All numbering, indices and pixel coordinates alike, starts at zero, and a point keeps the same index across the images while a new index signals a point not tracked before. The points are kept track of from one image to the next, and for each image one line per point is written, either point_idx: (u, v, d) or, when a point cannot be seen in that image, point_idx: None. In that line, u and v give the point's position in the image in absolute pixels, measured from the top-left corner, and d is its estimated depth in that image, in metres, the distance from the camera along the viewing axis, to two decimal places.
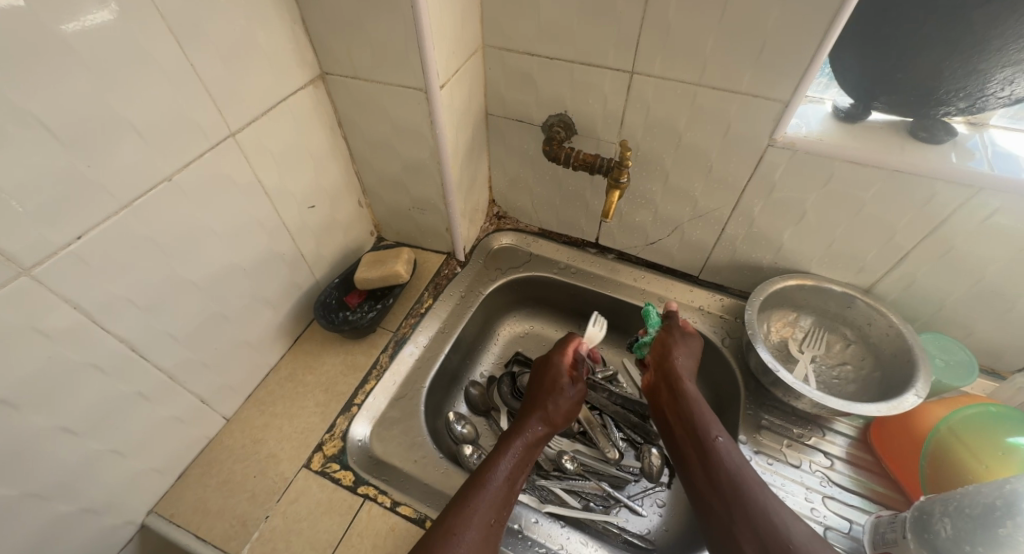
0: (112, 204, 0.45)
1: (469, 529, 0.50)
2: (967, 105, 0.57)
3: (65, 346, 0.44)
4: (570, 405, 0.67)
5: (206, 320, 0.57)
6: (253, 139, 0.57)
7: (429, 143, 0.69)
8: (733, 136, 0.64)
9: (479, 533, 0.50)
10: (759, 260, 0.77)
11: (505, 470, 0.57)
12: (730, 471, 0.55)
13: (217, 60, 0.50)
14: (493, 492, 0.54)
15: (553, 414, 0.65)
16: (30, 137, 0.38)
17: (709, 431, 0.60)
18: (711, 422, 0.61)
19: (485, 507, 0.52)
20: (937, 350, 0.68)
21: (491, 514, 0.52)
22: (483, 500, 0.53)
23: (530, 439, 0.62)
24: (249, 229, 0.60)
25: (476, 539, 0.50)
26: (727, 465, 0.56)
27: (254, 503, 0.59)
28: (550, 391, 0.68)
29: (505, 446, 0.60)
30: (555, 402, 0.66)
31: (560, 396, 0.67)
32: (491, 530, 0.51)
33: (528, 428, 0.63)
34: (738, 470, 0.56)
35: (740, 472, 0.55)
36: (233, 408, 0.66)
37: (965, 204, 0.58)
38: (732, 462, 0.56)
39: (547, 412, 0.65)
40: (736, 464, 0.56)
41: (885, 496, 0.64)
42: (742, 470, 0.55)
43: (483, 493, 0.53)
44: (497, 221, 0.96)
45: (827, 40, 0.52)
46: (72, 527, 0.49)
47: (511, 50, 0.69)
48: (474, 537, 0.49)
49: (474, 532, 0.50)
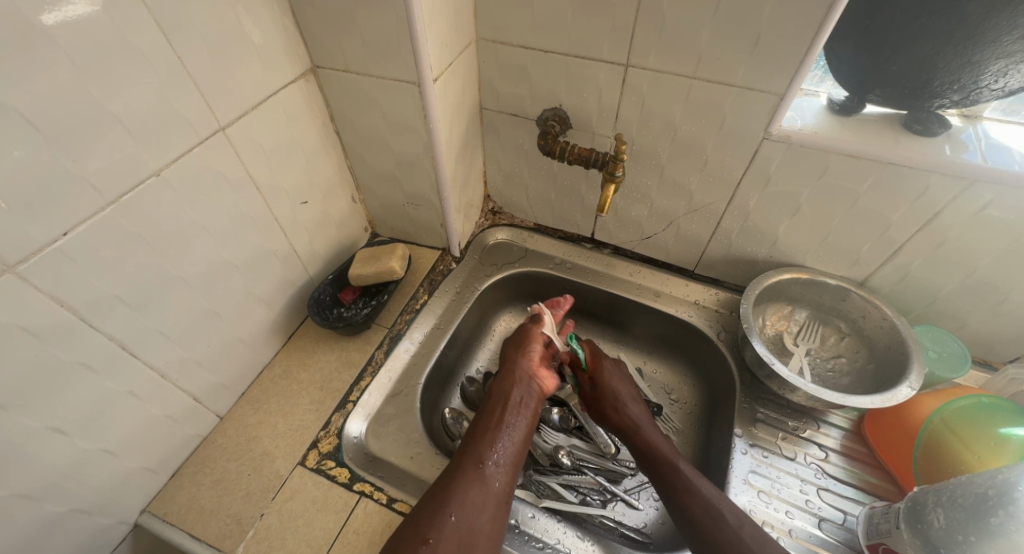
0: (98, 200, 0.44)
1: (461, 483, 0.52)
2: (961, 97, 0.57)
3: (51, 345, 0.43)
4: (535, 347, 0.71)
5: (198, 317, 0.57)
6: (244, 134, 0.56)
7: (422, 137, 0.68)
8: (728, 129, 0.64)
9: (473, 483, 0.52)
10: (755, 254, 0.77)
11: (492, 425, 0.59)
12: (705, 523, 0.55)
13: (205, 53, 0.49)
14: (478, 446, 0.56)
15: (527, 368, 0.68)
16: (17, 131, 0.38)
17: (685, 481, 0.58)
18: (678, 472, 0.60)
19: (471, 460, 0.55)
20: (930, 342, 0.68)
21: (486, 465, 0.55)
22: (470, 455, 0.55)
23: (515, 392, 0.64)
24: (241, 225, 0.60)
25: (472, 488, 0.52)
26: (701, 515, 0.55)
27: (248, 502, 0.59)
28: (520, 347, 0.71)
29: (490, 404, 0.63)
30: (527, 358, 0.69)
31: (528, 349, 0.70)
32: (487, 478, 0.53)
33: (507, 383, 0.65)
34: (712, 520, 0.54)
35: (716, 523, 0.54)
36: (227, 406, 0.66)
37: (958, 196, 0.58)
38: (701, 512, 0.55)
39: (520, 365, 0.68)
40: (710, 514, 0.55)
41: (879, 487, 0.65)
42: (717, 518, 0.54)
43: (469, 450, 0.56)
44: (492, 216, 0.96)
45: (821, 34, 0.52)
46: (64, 528, 0.49)
47: (504, 43, 0.69)
48: (467, 486, 0.52)
49: (468, 483, 0.52)
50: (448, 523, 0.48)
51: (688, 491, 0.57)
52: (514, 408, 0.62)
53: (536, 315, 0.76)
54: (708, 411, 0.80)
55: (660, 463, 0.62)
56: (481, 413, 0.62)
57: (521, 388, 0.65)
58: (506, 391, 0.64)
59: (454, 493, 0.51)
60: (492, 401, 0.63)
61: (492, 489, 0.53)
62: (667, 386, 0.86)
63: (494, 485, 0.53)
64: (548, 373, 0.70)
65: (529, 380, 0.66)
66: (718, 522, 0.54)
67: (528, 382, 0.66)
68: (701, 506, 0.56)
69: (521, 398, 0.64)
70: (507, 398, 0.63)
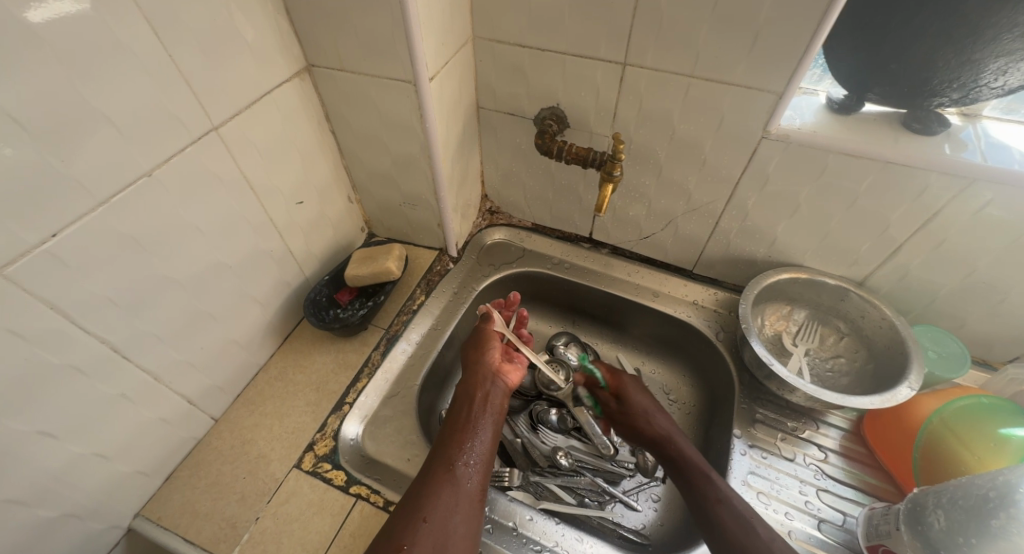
0: (89, 201, 0.43)
1: (430, 486, 0.52)
2: (961, 96, 0.57)
3: (41, 348, 0.43)
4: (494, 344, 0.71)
5: (192, 319, 0.56)
6: (238, 134, 0.56)
7: (419, 136, 0.68)
8: (727, 128, 0.63)
9: (443, 485, 0.52)
10: (753, 253, 0.77)
11: (459, 426, 0.60)
12: (737, 534, 0.54)
13: (198, 51, 0.49)
14: (445, 448, 0.57)
15: (492, 367, 0.69)
16: (5, 131, 0.37)
17: (712, 492, 0.58)
18: (708, 481, 0.59)
19: (440, 462, 0.55)
20: (929, 342, 0.68)
21: (457, 466, 0.55)
22: (439, 458, 0.56)
23: (480, 392, 0.64)
24: (236, 226, 0.59)
25: (444, 491, 0.52)
26: (732, 526, 0.55)
27: (243, 505, 0.58)
28: (478, 347, 0.71)
29: (458, 406, 0.63)
30: (487, 357, 0.69)
31: (487, 348, 0.71)
32: (456, 478, 0.53)
33: (471, 383, 0.66)
34: (744, 530, 0.54)
35: (746, 533, 0.53)
36: (222, 409, 0.65)
37: (958, 195, 0.57)
38: (731, 523, 0.55)
39: (484, 364, 0.68)
40: (742, 525, 0.54)
41: (878, 488, 0.64)
42: (747, 528, 0.54)
43: (437, 454, 0.56)
44: (490, 216, 0.95)
45: (820, 33, 0.52)
46: (55, 533, 0.48)
47: (501, 41, 0.68)
48: (437, 488, 0.52)
49: (438, 485, 0.52)
50: (422, 529, 0.48)
51: (719, 503, 0.57)
52: (478, 407, 0.63)
53: (485, 314, 0.76)
54: (708, 411, 0.79)
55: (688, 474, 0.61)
56: (448, 417, 0.62)
57: (483, 385, 0.66)
58: (470, 392, 0.64)
59: (426, 497, 0.51)
60: (457, 403, 0.64)
61: (463, 488, 0.53)
62: (666, 386, 0.85)
63: (465, 484, 0.53)
64: (513, 368, 0.71)
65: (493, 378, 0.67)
66: (748, 532, 0.53)
67: (491, 382, 0.67)
68: (732, 516, 0.55)
69: (486, 396, 0.65)
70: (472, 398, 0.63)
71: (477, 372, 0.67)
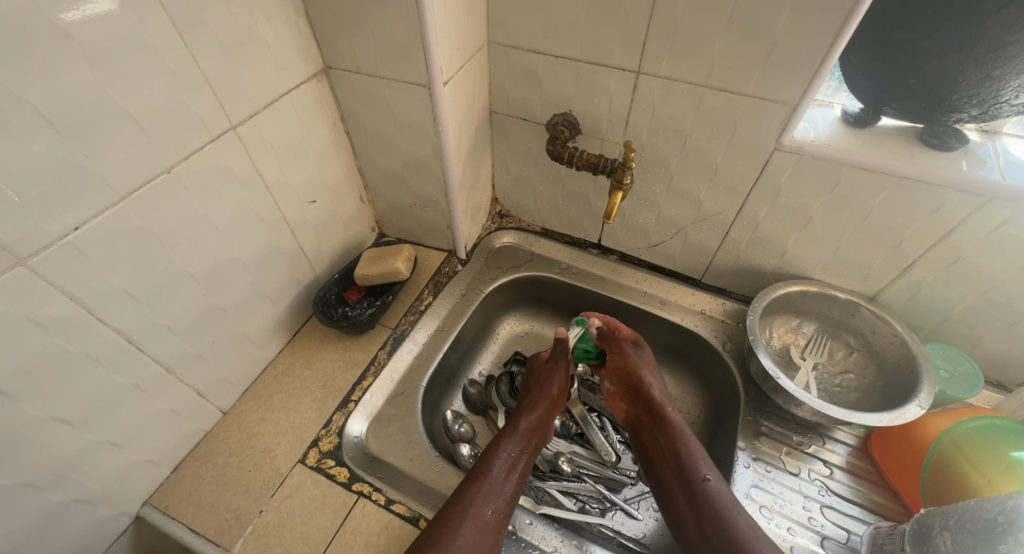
0: (111, 195, 0.44)
1: (464, 523, 0.50)
2: (980, 112, 0.56)
3: (60, 337, 0.44)
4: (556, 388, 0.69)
5: (204, 313, 0.57)
6: (255, 133, 0.57)
7: (431, 140, 0.68)
8: (739, 139, 0.63)
9: (477, 525, 0.50)
10: (763, 264, 0.77)
11: (498, 460, 0.58)
12: (724, 515, 0.52)
13: (220, 53, 0.50)
14: (489, 484, 0.54)
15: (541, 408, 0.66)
16: (33, 126, 0.38)
17: (697, 471, 0.56)
18: (698, 460, 0.57)
19: (481, 498, 0.53)
20: (942, 361, 0.67)
21: (489, 505, 0.53)
22: (480, 495, 0.53)
23: (525, 429, 0.63)
24: (249, 223, 0.60)
25: (476, 532, 0.50)
26: (718, 507, 0.53)
27: (248, 498, 0.59)
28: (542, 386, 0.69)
29: (500, 436, 0.62)
30: (546, 395, 0.68)
31: (547, 392, 0.68)
32: (490, 522, 0.51)
33: (521, 422, 0.64)
34: (728, 514, 0.52)
35: (731, 515, 0.52)
36: (230, 402, 0.66)
37: (975, 212, 0.57)
38: (721, 503, 0.53)
39: (542, 400, 0.67)
40: (725, 507, 0.53)
41: (884, 507, 0.63)
42: (732, 510, 0.52)
43: (480, 486, 0.54)
44: (499, 219, 0.96)
45: (838, 43, 0.51)
46: (67, 517, 0.49)
47: (516, 47, 0.69)
48: (473, 528, 0.50)
49: (472, 524, 0.50)
50: None
51: (705, 482, 0.55)
52: (527, 451, 0.61)
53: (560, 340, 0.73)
54: (712, 422, 0.79)
55: (675, 447, 0.59)
56: (488, 446, 0.60)
57: (532, 430, 0.64)
58: (518, 430, 0.63)
59: (458, 534, 0.49)
60: (509, 436, 0.62)
61: (492, 535, 0.51)
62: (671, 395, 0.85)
63: (494, 529, 0.52)
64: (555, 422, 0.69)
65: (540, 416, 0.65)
66: (734, 514, 0.52)
67: (535, 424, 0.64)
68: (723, 495, 0.54)
69: (531, 438, 0.63)
70: (516, 436, 0.62)
71: (538, 417, 0.65)
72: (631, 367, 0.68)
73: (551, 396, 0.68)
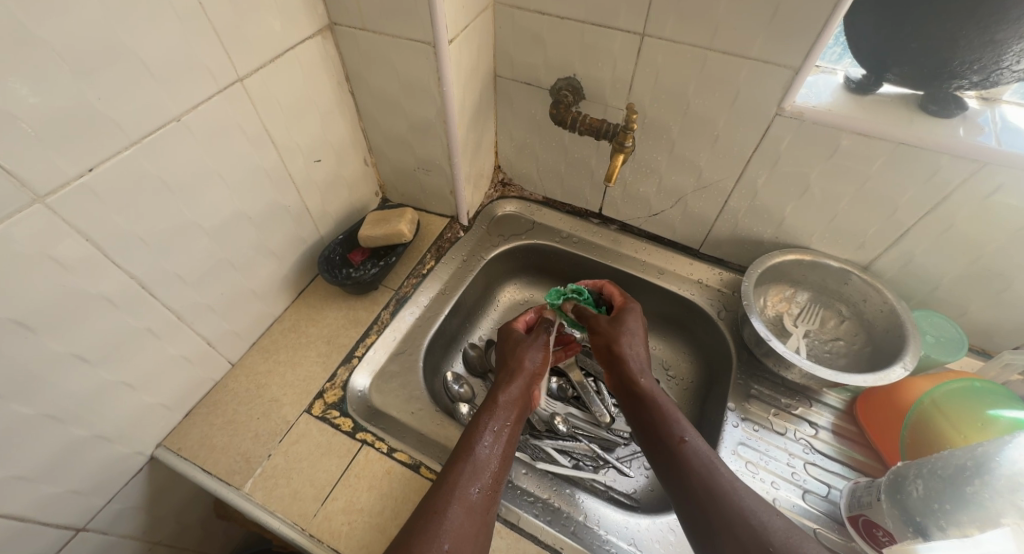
0: (122, 140, 0.45)
1: (451, 506, 0.49)
2: (981, 78, 0.57)
3: (77, 276, 0.46)
4: (539, 355, 0.68)
5: (213, 264, 0.59)
6: (262, 88, 0.58)
7: (435, 101, 0.69)
8: (742, 103, 0.64)
9: (464, 507, 0.50)
10: (760, 234, 0.78)
11: (480, 434, 0.56)
12: (702, 475, 0.52)
13: (227, 3, 0.50)
14: (474, 463, 0.53)
15: (519, 378, 0.65)
16: (47, 64, 0.39)
17: (674, 432, 0.56)
18: (673, 422, 0.57)
19: (464, 480, 0.52)
20: (928, 327, 0.69)
21: (473, 486, 0.52)
22: (465, 474, 0.52)
23: (503, 399, 0.61)
24: (256, 178, 0.61)
25: (462, 515, 0.49)
26: (696, 468, 0.53)
27: (256, 443, 0.62)
28: (518, 357, 0.68)
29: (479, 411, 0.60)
30: (524, 366, 0.66)
31: (521, 363, 0.67)
32: (476, 501, 0.51)
33: (502, 394, 0.62)
34: (708, 475, 0.52)
35: (708, 472, 0.52)
36: (239, 354, 0.69)
37: (969, 178, 0.57)
38: (696, 464, 0.53)
39: (517, 369, 0.66)
40: (704, 470, 0.53)
41: (865, 464, 0.66)
42: (710, 468, 0.53)
43: (463, 468, 0.53)
44: (502, 188, 0.96)
45: (841, 4, 0.51)
46: (86, 451, 0.52)
47: (522, 8, 0.68)
48: (458, 512, 0.49)
49: (458, 507, 0.50)
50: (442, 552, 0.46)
51: (683, 444, 0.55)
52: (510, 421, 0.59)
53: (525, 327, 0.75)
54: (705, 387, 0.81)
55: (652, 413, 0.59)
56: (469, 423, 0.58)
57: (513, 402, 0.62)
58: (496, 403, 0.61)
59: (446, 519, 0.48)
60: (490, 410, 0.60)
61: (483, 512, 0.51)
62: (666, 362, 0.87)
63: (482, 508, 0.51)
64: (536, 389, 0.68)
65: (520, 384, 0.64)
66: (713, 472, 0.53)
67: (517, 393, 0.63)
68: (696, 456, 0.54)
69: (512, 409, 0.61)
70: (493, 408, 0.60)
71: (518, 387, 0.64)
72: (612, 337, 0.66)
73: (532, 363, 0.67)
